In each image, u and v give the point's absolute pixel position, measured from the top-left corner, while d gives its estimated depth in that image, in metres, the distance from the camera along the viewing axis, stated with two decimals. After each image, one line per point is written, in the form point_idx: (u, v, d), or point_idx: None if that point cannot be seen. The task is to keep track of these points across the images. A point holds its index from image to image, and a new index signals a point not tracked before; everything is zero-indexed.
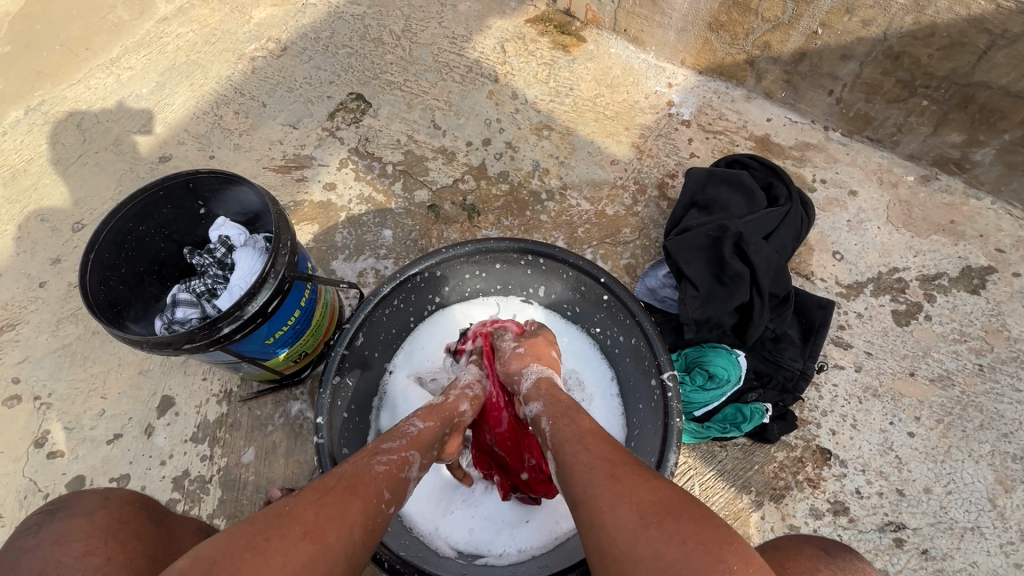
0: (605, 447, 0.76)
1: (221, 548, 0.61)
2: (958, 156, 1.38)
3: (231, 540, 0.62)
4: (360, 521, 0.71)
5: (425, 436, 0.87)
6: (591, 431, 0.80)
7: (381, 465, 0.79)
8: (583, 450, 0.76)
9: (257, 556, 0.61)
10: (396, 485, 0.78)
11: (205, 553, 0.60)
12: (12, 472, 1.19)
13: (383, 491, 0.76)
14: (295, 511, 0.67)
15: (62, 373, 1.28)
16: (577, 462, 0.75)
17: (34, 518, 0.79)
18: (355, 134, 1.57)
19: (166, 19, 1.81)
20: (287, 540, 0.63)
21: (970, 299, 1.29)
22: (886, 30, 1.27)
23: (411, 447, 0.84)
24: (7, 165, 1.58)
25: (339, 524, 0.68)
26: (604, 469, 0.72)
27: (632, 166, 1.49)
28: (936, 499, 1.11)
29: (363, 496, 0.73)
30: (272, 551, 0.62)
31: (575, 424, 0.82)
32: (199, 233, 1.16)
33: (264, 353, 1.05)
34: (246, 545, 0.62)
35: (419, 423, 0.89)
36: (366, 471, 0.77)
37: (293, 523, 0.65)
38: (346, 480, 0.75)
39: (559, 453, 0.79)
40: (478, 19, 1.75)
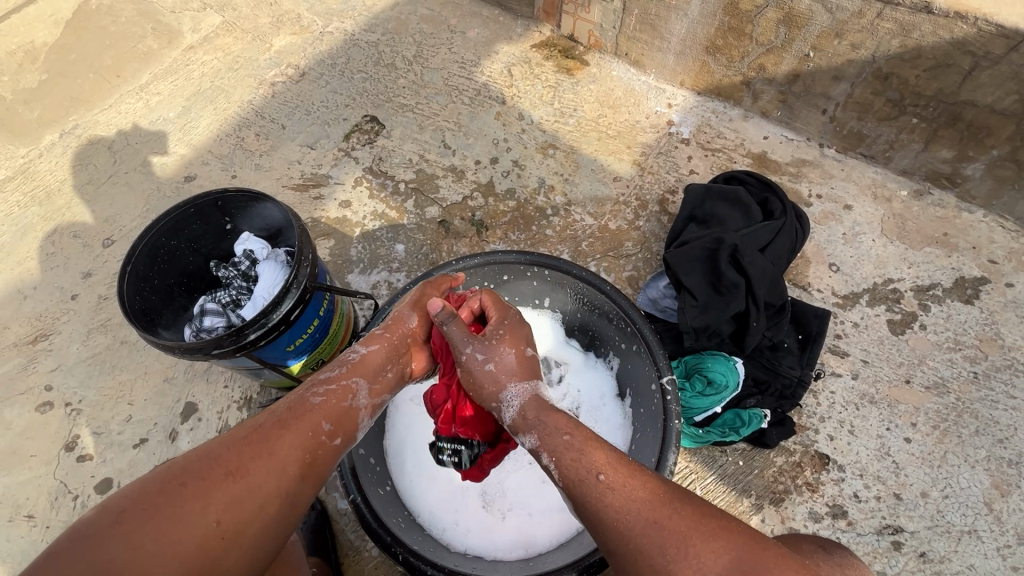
0: (629, 483, 0.75)
1: (134, 498, 0.66)
2: (949, 171, 1.43)
3: (144, 489, 0.67)
4: (295, 457, 0.76)
5: (366, 360, 0.93)
6: (608, 464, 0.78)
7: (318, 397, 0.84)
8: (611, 489, 0.75)
9: (175, 502, 0.67)
10: (338, 417, 0.84)
11: (114, 504, 0.65)
12: (43, 474, 1.25)
13: (322, 425, 0.81)
14: (218, 453, 0.72)
15: (92, 381, 1.34)
16: (611, 506, 0.73)
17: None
18: (369, 154, 1.65)
19: (191, 47, 1.93)
20: (209, 484, 0.69)
21: (963, 309, 1.33)
22: (874, 52, 1.34)
23: (352, 375, 0.89)
24: (42, 185, 1.68)
25: (265, 463, 0.73)
26: (643, 516, 0.71)
27: (633, 182, 1.56)
28: (933, 503, 1.13)
29: (296, 432, 0.78)
30: (189, 496, 0.68)
31: (586, 461, 0.79)
32: (224, 247, 1.23)
33: (284, 360, 1.11)
34: (161, 492, 0.67)
35: (361, 349, 0.96)
36: (302, 405, 0.82)
37: (217, 465, 0.71)
38: (281, 415, 0.80)
39: (582, 494, 0.77)
40: (486, 45, 1.84)
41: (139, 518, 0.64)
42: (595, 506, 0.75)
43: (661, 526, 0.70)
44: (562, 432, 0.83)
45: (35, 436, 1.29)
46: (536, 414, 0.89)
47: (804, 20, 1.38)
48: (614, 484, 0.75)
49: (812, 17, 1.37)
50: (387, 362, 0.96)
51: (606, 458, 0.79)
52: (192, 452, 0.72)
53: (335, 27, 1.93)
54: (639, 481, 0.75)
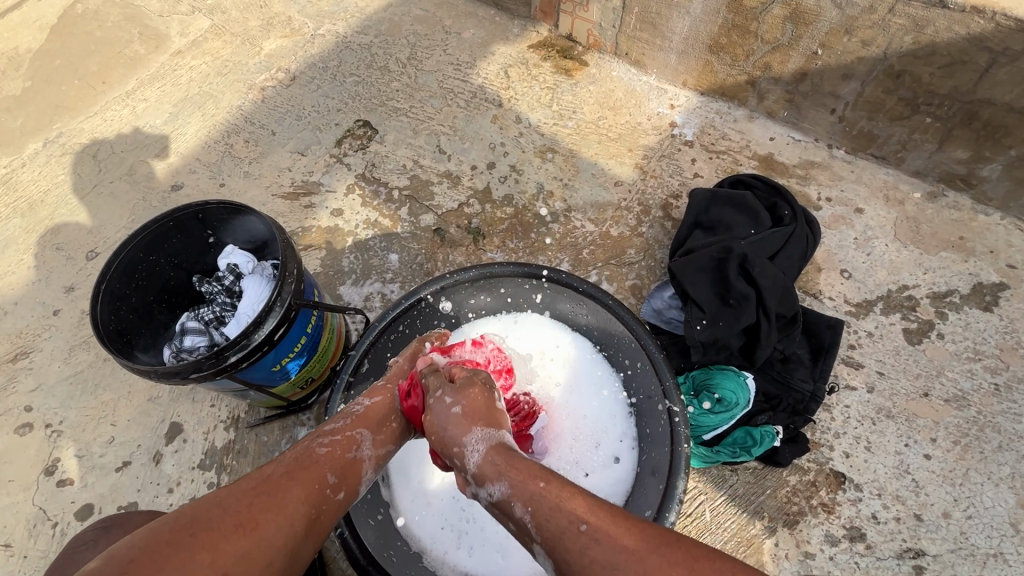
0: (617, 531, 0.65)
1: (139, 549, 0.62)
2: (965, 172, 1.37)
3: (150, 540, 0.63)
4: (301, 512, 0.71)
5: (374, 411, 0.87)
6: (591, 510, 0.67)
7: (323, 447, 0.79)
8: (595, 542, 0.64)
9: (178, 557, 0.62)
10: (343, 470, 0.78)
11: (120, 554, 0.61)
12: (22, 500, 1.20)
13: (328, 477, 0.76)
14: (225, 505, 0.68)
15: (73, 401, 1.29)
16: (593, 558, 0.63)
17: (88, 535, 0.92)
18: (362, 160, 1.60)
19: (179, 52, 1.87)
20: (215, 537, 0.64)
21: (982, 316, 1.27)
22: (886, 50, 1.28)
23: (357, 426, 0.84)
24: (24, 196, 1.62)
25: (274, 517, 0.69)
26: (633, 571, 0.61)
27: (635, 187, 1.50)
28: (956, 524, 1.08)
29: (304, 484, 0.73)
30: (195, 551, 0.63)
31: (564, 510, 0.67)
32: (208, 261, 1.18)
33: (271, 380, 1.05)
34: (167, 545, 0.62)
35: (366, 400, 0.89)
36: (309, 455, 0.77)
37: (224, 517, 0.66)
38: (285, 465, 0.75)
39: (559, 547, 0.66)
40: (482, 46, 1.79)
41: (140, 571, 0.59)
42: (577, 564, 0.64)
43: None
44: (540, 478, 0.72)
45: (14, 459, 1.24)
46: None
47: (811, 17, 1.33)
48: (600, 533, 0.64)
49: (820, 13, 1.31)
50: (393, 410, 0.90)
51: (587, 504, 0.68)
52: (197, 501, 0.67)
53: (326, 29, 1.87)
54: (623, 528, 0.65)
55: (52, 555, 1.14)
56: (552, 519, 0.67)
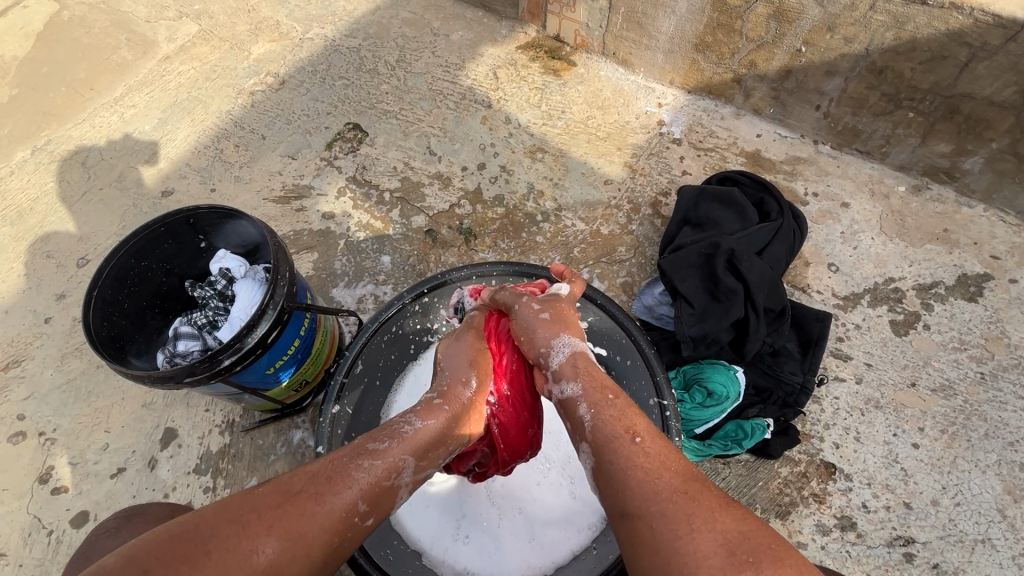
0: (668, 457, 0.70)
1: (156, 555, 0.59)
2: (948, 165, 1.39)
3: (172, 546, 0.60)
4: (324, 540, 0.67)
5: (424, 436, 0.81)
6: (647, 431, 0.74)
7: (361, 471, 0.73)
8: (642, 451, 0.70)
9: (194, 570, 0.59)
10: (377, 498, 0.73)
11: (138, 557, 0.59)
12: (16, 509, 1.19)
13: (359, 504, 0.71)
14: (249, 521, 0.64)
15: (66, 409, 1.29)
16: (640, 465, 0.68)
17: (109, 524, 0.93)
18: (353, 163, 1.60)
19: (167, 57, 1.87)
20: (231, 553, 0.61)
21: (967, 307, 1.29)
22: (868, 46, 1.30)
23: (405, 453, 0.77)
24: (13, 204, 1.62)
25: (294, 543, 0.64)
26: (673, 485, 0.65)
27: (625, 185, 1.51)
28: (945, 511, 1.09)
29: (335, 508, 0.69)
30: (211, 565, 0.60)
31: (623, 425, 0.75)
32: (200, 266, 1.18)
33: (265, 383, 1.06)
34: (187, 558, 0.60)
35: (417, 422, 0.82)
36: (344, 478, 0.72)
37: (244, 538, 0.63)
38: (320, 483, 0.70)
39: (608, 448, 0.72)
40: (470, 47, 1.80)
41: None
42: (619, 463, 0.70)
43: (692, 497, 0.63)
44: (607, 390, 0.81)
45: (7, 468, 1.24)
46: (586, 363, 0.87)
47: (795, 15, 1.34)
48: (650, 449, 0.70)
49: (803, 11, 1.33)
50: (439, 441, 0.83)
51: (647, 426, 0.75)
52: (220, 514, 0.64)
53: (315, 32, 1.88)
54: (675, 454, 0.70)
55: (48, 563, 1.13)
56: (611, 422, 0.76)
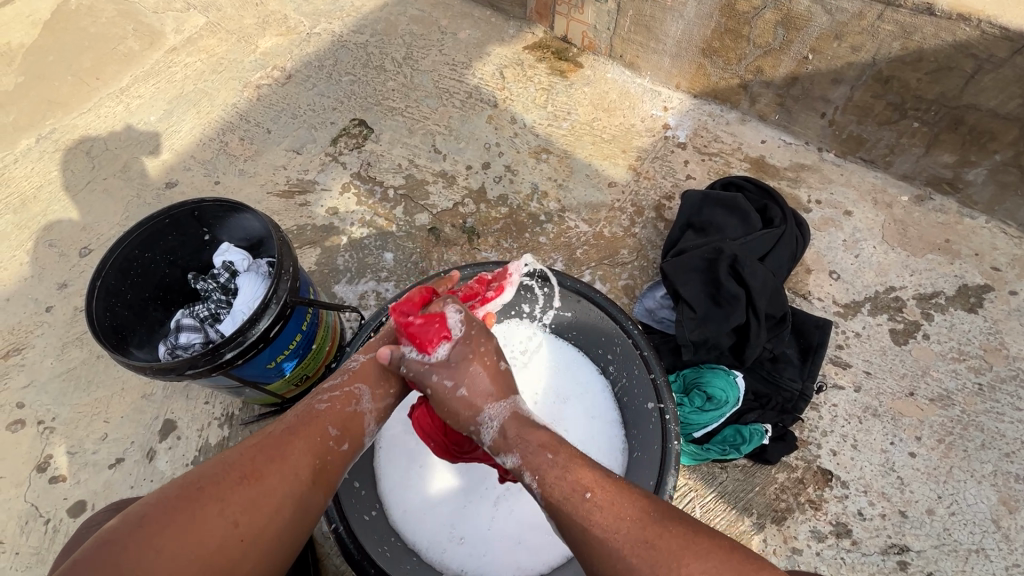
0: (620, 502, 0.71)
1: (154, 507, 0.69)
2: (951, 176, 1.40)
3: (163, 498, 0.70)
4: (304, 463, 0.76)
5: (369, 368, 0.89)
6: (597, 483, 0.72)
7: (323, 404, 0.83)
8: (596, 510, 0.70)
9: (192, 508, 0.69)
10: (344, 424, 0.82)
11: (139, 512, 0.68)
12: (13, 497, 1.19)
13: (328, 430, 0.81)
14: (232, 459, 0.74)
15: (66, 398, 1.29)
16: (599, 527, 0.69)
17: (100, 516, 0.91)
18: (357, 159, 1.60)
19: (174, 49, 1.87)
20: (223, 491, 0.71)
21: (967, 317, 1.30)
22: (875, 55, 1.31)
23: (356, 382, 0.87)
24: (17, 192, 1.61)
25: (278, 469, 0.74)
26: (634, 535, 0.68)
27: (629, 188, 1.52)
28: (940, 520, 1.10)
29: (306, 437, 0.78)
30: (205, 500, 0.70)
31: (570, 479, 0.73)
32: (204, 258, 1.19)
33: (266, 377, 1.06)
34: (180, 501, 0.69)
35: (363, 357, 0.91)
36: (310, 412, 0.82)
37: (230, 471, 0.73)
38: (287, 425, 0.80)
39: (563, 514, 0.71)
40: (477, 47, 1.80)
41: (157, 527, 0.67)
42: (578, 526, 0.70)
43: (655, 547, 0.67)
44: (546, 449, 0.76)
45: (5, 456, 1.24)
46: (516, 431, 0.79)
47: (803, 22, 1.35)
48: (601, 504, 0.70)
49: (812, 19, 1.33)
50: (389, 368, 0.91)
51: (595, 476, 0.73)
52: (206, 460, 0.74)
53: (322, 28, 1.88)
54: (629, 501, 0.71)
55: (44, 552, 1.13)
56: (558, 481, 0.73)
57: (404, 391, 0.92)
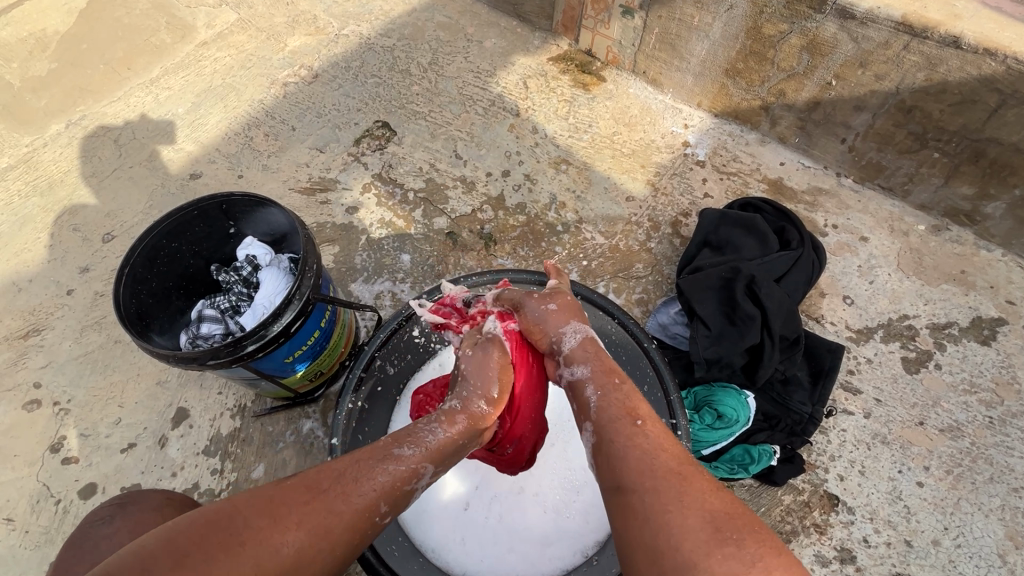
0: (665, 439, 0.72)
1: (193, 545, 0.58)
2: (969, 208, 1.41)
3: (206, 542, 0.59)
4: (349, 539, 0.66)
5: (449, 448, 0.80)
6: (647, 415, 0.76)
7: (385, 475, 0.72)
8: (640, 431, 0.73)
9: (229, 563, 0.58)
10: (399, 501, 0.72)
11: (178, 544, 0.58)
12: (26, 475, 1.21)
13: (381, 506, 0.70)
14: (285, 517, 0.63)
15: (82, 380, 1.31)
16: (638, 444, 0.71)
17: (106, 511, 0.91)
18: (379, 160, 1.63)
19: (204, 43, 1.90)
20: (267, 552, 0.60)
21: (980, 350, 1.30)
22: (898, 85, 1.32)
23: (428, 457, 0.77)
24: (45, 175, 1.64)
25: (323, 542, 0.64)
26: (669, 463, 0.67)
27: (646, 203, 1.53)
28: (945, 551, 1.10)
29: (358, 507, 0.68)
30: (245, 560, 0.59)
31: (621, 407, 0.78)
32: (226, 251, 1.21)
33: (282, 371, 1.07)
34: (220, 552, 0.58)
35: (440, 407, 0.85)
36: (368, 478, 0.71)
37: (277, 534, 0.61)
38: (350, 479, 0.70)
39: (608, 427, 0.75)
40: (503, 56, 1.82)
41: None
42: (619, 442, 0.72)
43: (685, 476, 0.65)
44: (601, 378, 0.84)
45: (20, 435, 1.25)
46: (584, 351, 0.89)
47: (828, 48, 1.36)
48: (650, 429, 0.73)
49: (837, 46, 1.35)
50: (462, 446, 0.83)
51: (648, 411, 0.78)
52: (253, 500, 0.63)
53: (351, 30, 1.91)
54: (672, 438, 0.72)
55: (53, 532, 1.15)
56: (617, 404, 0.78)
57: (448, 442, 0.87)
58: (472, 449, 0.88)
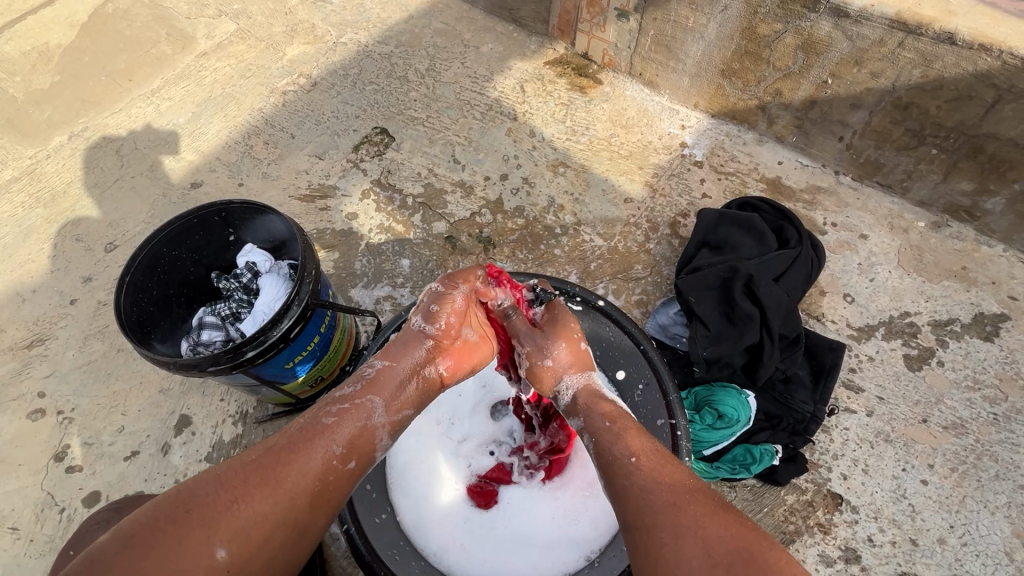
0: (662, 468, 0.74)
1: (145, 523, 0.63)
2: (969, 204, 1.40)
3: (152, 517, 0.64)
4: (303, 484, 0.72)
5: (386, 377, 0.88)
6: (643, 450, 0.77)
7: (330, 417, 0.79)
8: (639, 471, 0.74)
9: (179, 531, 0.63)
10: (352, 440, 0.79)
11: (126, 529, 0.63)
12: (30, 484, 1.22)
13: (334, 448, 0.77)
14: (226, 477, 0.69)
15: (86, 389, 1.32)
16: (638, 483, 0.72)
17: (101, 516, 0.94)
18: (378, 166, 1.63)
19: (204, 54, 1.92)
20: (214, 512, 0.65)
21: (983, 346, 1.29)
22: (894, 82, 1.32)
23: (367, 394, 0.84)
24: (48, 187, 1.66)
25: (273, 490, 0.69)
26: (665, 496, 0.69)
27: (645, 204, 1.53)
28: (951, 550, 1.09)
29: (307, 454, 0.74)
30: (194, 524, 0.64)
31: (620, 445, 0.79)
32: (227, 258, 1.22)
33: (283, 377, 1.08)
34: (167, 522, 0.64)
35: (379, 364, 0.91)
36: (314, 426, 0.78)
37: (223, 492, 0.67)
38: (292, 436, 0.76)
39: (613, 471, 0.77)
40: (499, 60, 1.83)
41: (144, 547, 0.61)
42: (621, 483, 0.74)
43: (679, 507, 0.67)
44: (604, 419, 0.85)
45: (25, 444, 1.26)
46: (586, 400, 0.92)
47: (823, 47, 1.36)
48: (643, 467, 0.74)
49: (831, 44, 1.35)
50: (405, 377, 0.90)
51: (643, 445, 0.79)
52: (200, 475, 0.69)
53: (348, 37, 1.93)
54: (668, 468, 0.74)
55: (57, 540, 1.15)
56: (614, 445, 0.80)
57: (418, 401, 0.90)
58: (431, 380, 0.93)
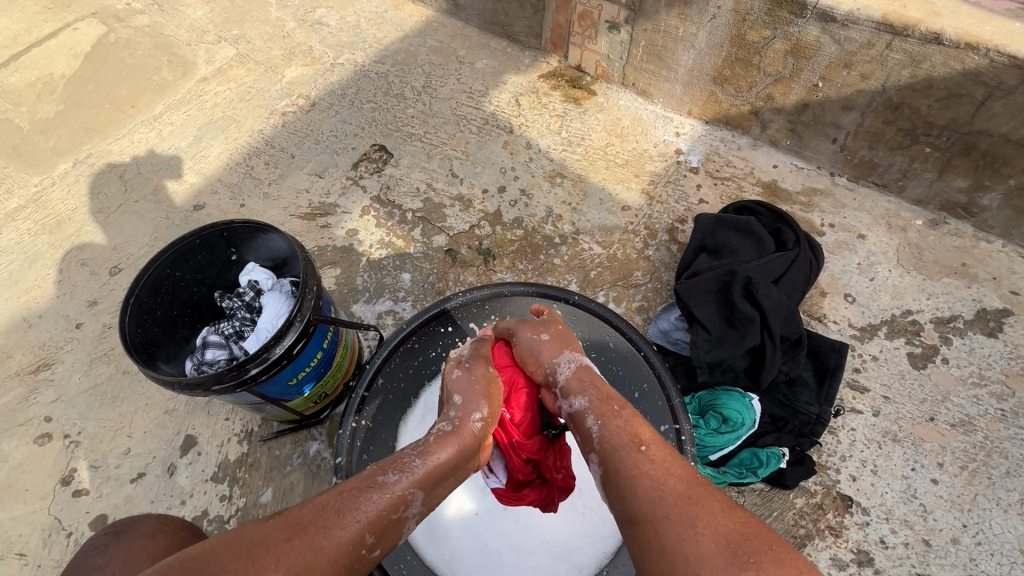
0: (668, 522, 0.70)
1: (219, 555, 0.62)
2: (966, 201, 1.40)
3: (225, 550, 0.62)
4: (359, 513, 0.71)
5: (422, 413, 0.87)
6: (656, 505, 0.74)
7: None
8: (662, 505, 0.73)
9: (251, 561, 0.61)
10: (397, 470, 0.78)
11: (199, 563, 0.61)
12: (38, 509, 1.22)
13: (371, 474, 0.74)
14: (289, 508, 0.67)
15: (92, 412, 1.32)
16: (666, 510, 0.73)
17: (99, 540, 0.93)
18: (378, 183, 1.66)
19: (205, 78, 1.96)
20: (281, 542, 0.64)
21: (987, 342, 1.29)
22: (884, 83, 1.33)
23: (409, 428, 0.83)
24: (53, 213, 1.68)
25: (335, 518, 0.68)
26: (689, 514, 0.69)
27: (642, 211, 1.54)
28: (965, 550, 1.07)
29: (360, 486, 0.73)
30: (263, 554, 0.62)
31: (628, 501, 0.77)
32: (229, 278, 1.23)
33: (286, 394, 1.08)
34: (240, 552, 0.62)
35: (413, 403, 0.89)
36: None
37: (287, 523, 0.66)
38: (342, 469, 0.74)
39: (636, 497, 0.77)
40: (494, 75, 1.86)
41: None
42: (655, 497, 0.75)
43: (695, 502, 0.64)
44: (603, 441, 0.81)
45: (32, 469, 1.27)
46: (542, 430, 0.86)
47: (812, 51, 1.38)
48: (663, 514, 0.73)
49: (820, 49, 1.37)
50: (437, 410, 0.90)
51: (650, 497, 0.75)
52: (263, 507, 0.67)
53: (345, 58, 1.96)
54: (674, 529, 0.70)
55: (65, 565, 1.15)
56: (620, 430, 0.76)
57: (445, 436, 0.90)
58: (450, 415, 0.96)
